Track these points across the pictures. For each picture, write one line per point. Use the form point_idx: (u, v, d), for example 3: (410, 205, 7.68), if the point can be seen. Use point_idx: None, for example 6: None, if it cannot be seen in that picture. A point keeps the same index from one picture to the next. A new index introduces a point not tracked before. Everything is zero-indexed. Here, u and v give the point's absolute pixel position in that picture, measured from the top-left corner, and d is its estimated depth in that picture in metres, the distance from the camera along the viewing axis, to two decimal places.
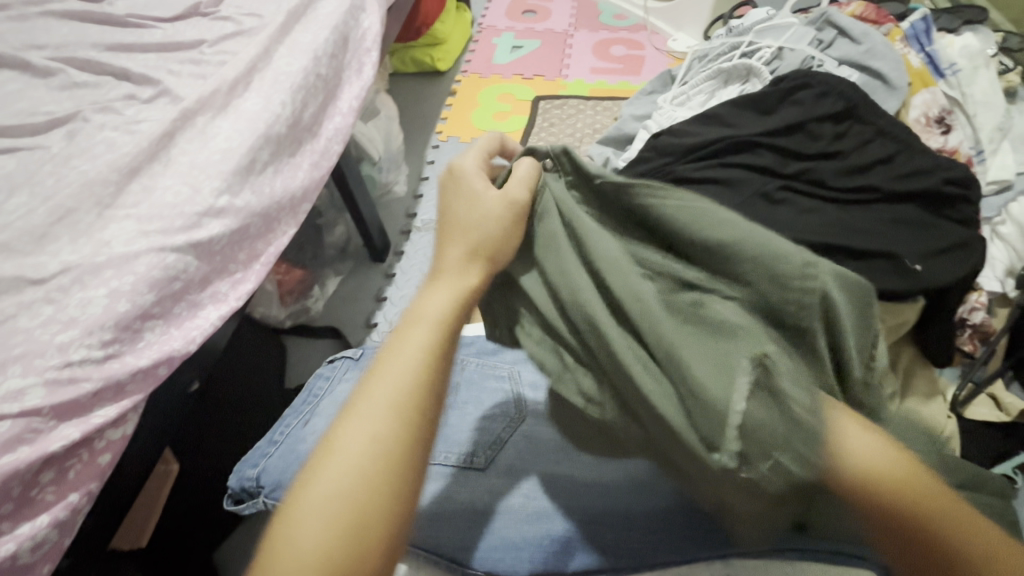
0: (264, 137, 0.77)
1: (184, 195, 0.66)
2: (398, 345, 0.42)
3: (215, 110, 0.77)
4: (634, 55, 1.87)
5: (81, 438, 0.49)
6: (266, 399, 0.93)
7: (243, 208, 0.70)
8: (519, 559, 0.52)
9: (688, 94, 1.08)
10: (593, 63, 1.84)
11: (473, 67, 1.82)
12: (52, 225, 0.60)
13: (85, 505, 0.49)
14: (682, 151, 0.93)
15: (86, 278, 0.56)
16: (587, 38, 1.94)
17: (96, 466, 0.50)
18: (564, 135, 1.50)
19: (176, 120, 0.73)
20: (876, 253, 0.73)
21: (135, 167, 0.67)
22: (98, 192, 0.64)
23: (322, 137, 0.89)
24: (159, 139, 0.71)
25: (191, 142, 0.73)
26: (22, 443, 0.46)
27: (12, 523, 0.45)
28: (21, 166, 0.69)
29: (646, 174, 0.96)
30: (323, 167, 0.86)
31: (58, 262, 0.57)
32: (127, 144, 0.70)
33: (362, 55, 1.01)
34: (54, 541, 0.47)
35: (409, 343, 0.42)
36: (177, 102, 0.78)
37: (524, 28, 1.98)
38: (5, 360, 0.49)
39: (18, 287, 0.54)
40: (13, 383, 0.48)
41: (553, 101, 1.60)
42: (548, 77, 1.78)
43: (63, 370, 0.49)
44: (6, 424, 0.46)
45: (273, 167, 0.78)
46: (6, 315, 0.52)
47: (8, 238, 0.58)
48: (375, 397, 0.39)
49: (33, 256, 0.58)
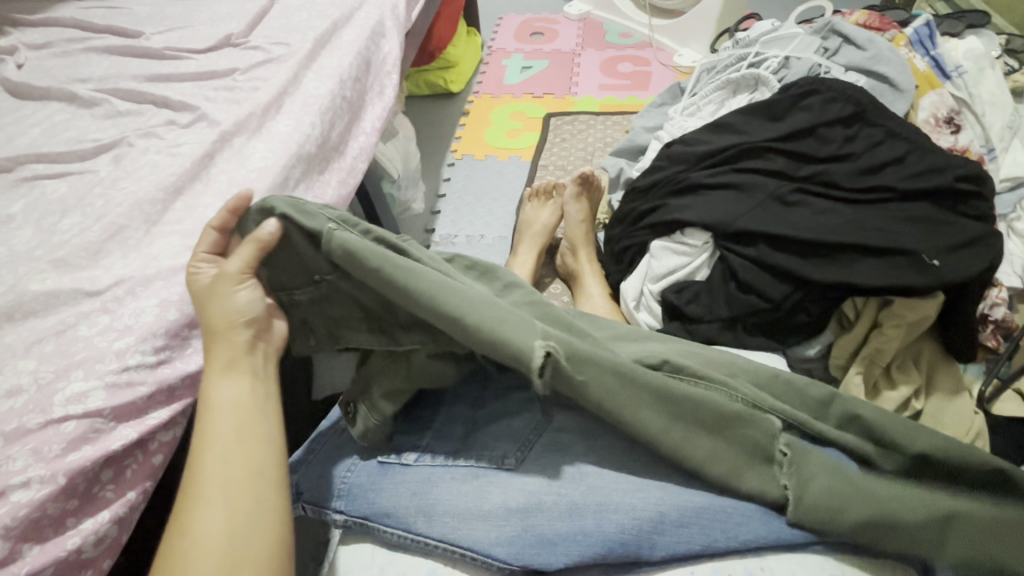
0: (296, 156, 0.81)
1: None
2: (208, 434, 0.46)
3: (250, 132, 0.82)
4: (640, 71, 1.92)
5: (138, 438, 0.51)
6: (297, 408, 0.96)
7: None
8: (554, 553, 0.50)
9: (698, 104, 1.11)
10: (601, 80, 1.89)
11: (484, 88, 1.88)
12: (105, 242, 0.64)
13: (141, 502, 0.51)
14: (696, 158, 0.97)
15: (139, 289, 0.59)
16: (594, 56, 2.00)
17: (150, 466, 0.52)
18: (576, 149, 1.54)
19: (215, 142, 0.78)
20: (893, 249, 0.76)
21: (178, 187, 0.71)
22: (145, 210, 0.68)
23: (348, 156, 0.93)
24: (200, 160, 0.75)
25: (229, 162, 0.77)
26: (86, 443, 0.48)
27: (77, 519, 0.47)
28: (72, 189, 0.73)
29: (661, 182, 1.00)
30: (349, 184, 0.90)
31: (112, 275, 0.60)
32: (170, 165, 0.75)
33: (383, 78, 1.06)
34: (115, 536, 0.49)
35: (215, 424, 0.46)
36: (214, 125, 0.82)
37: (533, 49, 2.04)
38: (67, 365, 0.52)
39: (77, 298, 0.58)
40: (75, 387, 0.50)
41: (564, 117, 1.64)
42: (558, 95, 1.83)
43: (121, 374, 0.52)
44: (71, 425, 0.48)
45: (305, 184, 0.82)
46: (66, 325, 0.55)
47: (65, 254, 0.62)
48: (218, 465, 0.44)
49: (88, 270, 0.61)
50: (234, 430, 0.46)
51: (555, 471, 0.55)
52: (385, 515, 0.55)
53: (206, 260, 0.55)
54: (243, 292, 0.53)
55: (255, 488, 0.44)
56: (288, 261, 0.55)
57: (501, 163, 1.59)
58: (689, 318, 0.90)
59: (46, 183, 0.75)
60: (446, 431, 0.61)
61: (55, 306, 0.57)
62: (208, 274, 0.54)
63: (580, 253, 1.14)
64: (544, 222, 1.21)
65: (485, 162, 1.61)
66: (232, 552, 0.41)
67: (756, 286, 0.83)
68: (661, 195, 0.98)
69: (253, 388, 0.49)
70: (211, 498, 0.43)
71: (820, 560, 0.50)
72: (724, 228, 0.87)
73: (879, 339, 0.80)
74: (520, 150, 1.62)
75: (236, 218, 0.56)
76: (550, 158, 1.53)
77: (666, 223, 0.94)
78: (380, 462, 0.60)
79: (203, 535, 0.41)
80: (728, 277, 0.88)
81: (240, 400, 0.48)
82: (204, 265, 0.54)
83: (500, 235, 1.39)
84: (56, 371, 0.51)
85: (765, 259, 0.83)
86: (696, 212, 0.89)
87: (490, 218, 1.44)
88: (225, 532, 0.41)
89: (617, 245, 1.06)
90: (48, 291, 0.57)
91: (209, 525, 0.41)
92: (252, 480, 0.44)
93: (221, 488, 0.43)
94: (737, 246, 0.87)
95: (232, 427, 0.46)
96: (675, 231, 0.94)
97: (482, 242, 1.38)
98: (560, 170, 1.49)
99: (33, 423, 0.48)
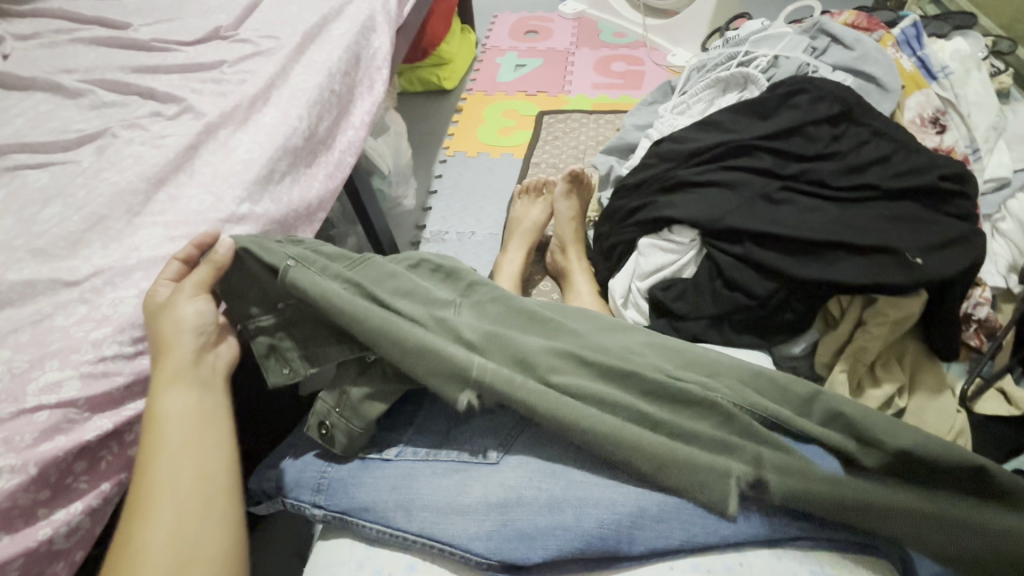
0: (282, 149, 0.80)
1: (208, 203, 0.70)
2: (158, 444, 0.47)
3: (236, 124, 0.81)
4: (634, 70, 1.93)
5: (113, 429, 0.50)
6: (283, 403, 0.96)
7: (263, 215, 0.74)
8: (532, 548, 0.50)
9: (688, 102, 1.12)
10: (595, 78, 1.89)
11: (478, 85, 1.88)
12: (85, 232, 0.63)
13: (116, 495, 0.51)
14: (684, 155, 0.97)
15: (118, 279, 0.59)
16: (588, 55, 2.00)
17: (125, 457, 0.52)
18: (568, 147, 1.54)
19: (199, 134, 0.77)
20: (877, 247, 0.76)
21: (161, 178, 0.71)
22: (127, 201, 0.67)
23: (336, 150, 0.93)
24: (184, 152, 0.74)
25: (213, 154, 0.77)
26: (59, 433, 0.48)
27: (48, 510, 0.46)
28: (54, 179, 0.72)
29: (650, 180, 1.00)
30: (336, 178, 0.89)
31: (91, 265, 0.60)
32: (153, 156, 0.74)
33: (373, 72, 1.06)
34: (87, 527, 0.48)
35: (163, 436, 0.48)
36: (199, 117, 0.82)
37: (527, 47, 2.05)
38: (42, 355, 0.51)
39: (54, 288, 0.57)
40: (49, 376, 0.50)
41: (557, 115, 1.64)
42: (551, 93, 1.83)
43: (97, 364, 0.52)
44: (44, 414, 0.48)
45: (291, 177, 0.82)
46: (43, 314, 0.55)
47: (45, 244, 0.61)
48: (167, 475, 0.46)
49: (67, 260, 0.61)
50: (184, 441, 0.48)
51: (537, 464, 0.55)
52: (365, 509, 0.55)
53: (163, 281, 0.57)
54: (194, 308, 0.54)
55: (205, 498, 0.46)
56: (249, 286, 0.58)
57: (494, 161, 1.59)
58: (676, 315, 0.91)
59: (28, 173, 0.74)
60: (428, 426, 0.61)
61: (32, 296, 0.57)
62: (163, 294, 0.56)
63: (570, 250, 1.14)
64: (535, 219, 1.21)
65: (478, 159, 1.61)
66: (180, 558, 0.42)
67: (742, 284, 0.84)
68: (649, 193, 0.99)
69: (203, 399, 0.51)
70: (159, 506, 0.44)
71: (800, 555, 0.49)
72: (711, 225, 0.87)
73: (863, 336, 0.81)
74: (513, 147, 1.62)
75: (200, 251, 0.59)
76: (542, 156, 1.53)
77: (654, 221, 0.94)
78: (362, 457, 0.60)
79: (153, 544, 0.43)
80: (715, 274, 0.88)
81: (192, 410, 0.50)
82: (162, 287, 0.56)
83: (491, 232, 1.39)
84: (31, 360, 0.51)
85: (751, 256, 0.83)
86: (684, 209, 0.90)
87: (481, 215, 1.44)
88: (172, 542, 0.43)
89: (606, 242, 1.06)
90: (25, 281, 0.57)
91: (156, 533, 0.43)
92: (202, 489, 0.46)
93: (169, 498, 0.45)
94: (724, 244, 0.87)
95: (183, 437, 0.48)
96: (663, 228, 0.94)
97: (473, 239, 1.38)
98: (552, 168, 1.49)
99: (5, 413, 0.47)
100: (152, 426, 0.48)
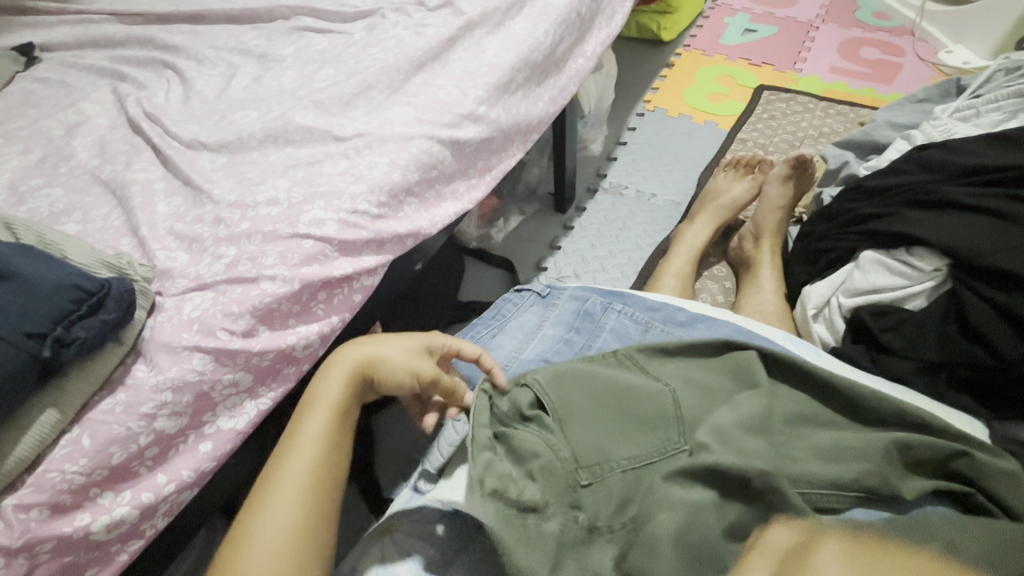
0: (524, 61, 0.81)
1: (454, 96, 0.73)
2: (301, 429, 0.50)
3: (490, 27, 0.83)
4: (889, 61, 1.63)
5: (351, 273, 0.56)
6: (447, 302, 1.02)
7: (495, 121, 0.76)
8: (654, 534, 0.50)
9: (978, 109, 0.92)
10: (836, 61, 1.64)
11: (697, 42, 1.73)
12: (355, 96, 0.70)
13: (339, 329, 0.57)
14: (957, 171, 0.81)
15: (375, 146, 0.64)
16: (835, 33, 1.73)
17: (350, 301, 0.57)
18: (784, 131, 1.38)
19: (460, 29, 0.80)
20: None
21: (421, 63, 0.75)
22: (392, 76, 0.72)
23: (565, 75, 0.91)
24: (444, 43, 0.78)
25: (466, 51, 0.79)
26: (316, 262, 0.54)
27: (296, 322, 0.53)
28: (332, 46, 0.80)
29: (898, 188, 0.87)
30: (558, 103, 0.88)
31: (355, 127, 0.66)
32: (415, 42, 0.78)
33: (617, 3, 1.01)
34: (317, 347, 0.55)
35: (310, 424, 0.50)
36: (457, 14, 0.84)
37: (764, 11, 1.82)
38: (313, 194, 0.58)
39: (326, 139, 0.64)
40: (317, 213, 0.56)
41: (781, 93, 1.47)
42: (779, 67, 1.63)
43: (351, 215, 0.58)
44: (310, 243, 0.54)
45: (523, 91, 0.82)
46: (316, 159, 0.62)
47: (324, 99, 0.68)
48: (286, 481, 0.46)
49: (337, 117, 0.68)
50: (323, 433, 0.49)
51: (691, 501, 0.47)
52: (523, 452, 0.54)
53: None
54: None
55: (332, 488, 0.48)
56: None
57: (695, 126, 1.48)
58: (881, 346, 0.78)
59: (312, 36, 0.83)
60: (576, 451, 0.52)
61: (309, 141, 0.64)
62: None
63: (764, 242, 1.04)
64: (736, 196, 1.12)
65: (679, 120, 1.50)
66: (293, 560, 0.43)
67: (985, 336, 0.69)
68: (893, 203, 0.85)
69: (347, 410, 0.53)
70: (283, 498, 0.46)
71: None
72: (968, 259, 0.72)
73: None
74: (720, 117, 1.49)
75: None
76: (752, 134, 1.39)
77: (890, 235, 0.82)
78: None
79: (274, 517, 0.45)
80: (951, 316, 0.74)
81: (337, 407, 0.51)
82: None
83: (672, 199, 1.31)
84: (305, 196, 0.58)
85: (1013, 309, 0.67)
86: (937, 232, 0.76)
87: (668, 179, 1.36)
88: (289, 529, 0.44)
89: (815, 244, 0.95)
90: (307, 126, 0.64)
91: (266, 545, 0.43)
92: (315, 517, 0.46)
93: (279, 501, 0.45)
94: (979, 284, 0.72)
95: (330, 431, 0.50)
96: (900, 247, 0.81)
97: (652, 202, 1.31)
98: (759, 149, 1.35)
99: (284, 232, 0.54)
100: (309, 410, 0.51)
